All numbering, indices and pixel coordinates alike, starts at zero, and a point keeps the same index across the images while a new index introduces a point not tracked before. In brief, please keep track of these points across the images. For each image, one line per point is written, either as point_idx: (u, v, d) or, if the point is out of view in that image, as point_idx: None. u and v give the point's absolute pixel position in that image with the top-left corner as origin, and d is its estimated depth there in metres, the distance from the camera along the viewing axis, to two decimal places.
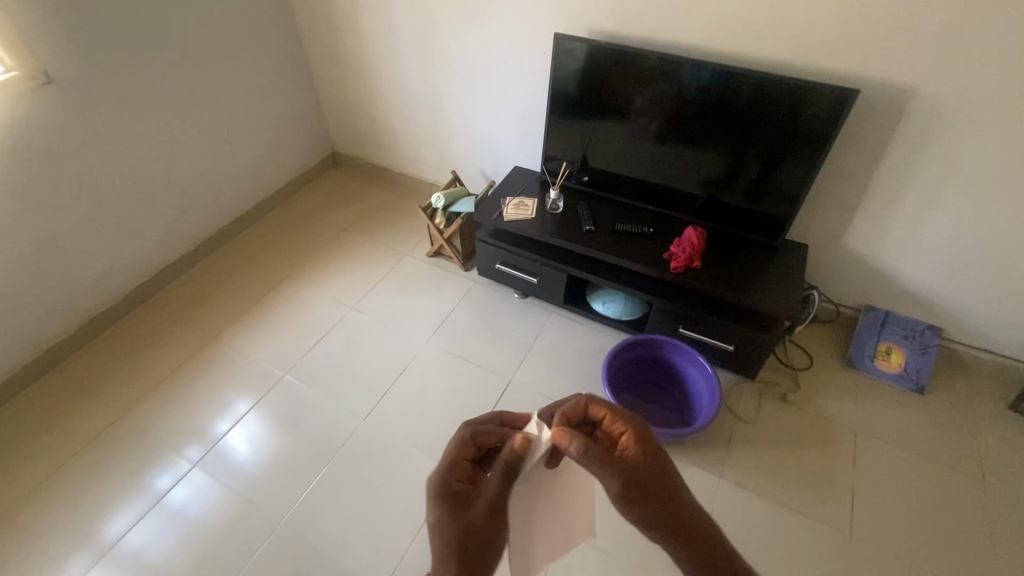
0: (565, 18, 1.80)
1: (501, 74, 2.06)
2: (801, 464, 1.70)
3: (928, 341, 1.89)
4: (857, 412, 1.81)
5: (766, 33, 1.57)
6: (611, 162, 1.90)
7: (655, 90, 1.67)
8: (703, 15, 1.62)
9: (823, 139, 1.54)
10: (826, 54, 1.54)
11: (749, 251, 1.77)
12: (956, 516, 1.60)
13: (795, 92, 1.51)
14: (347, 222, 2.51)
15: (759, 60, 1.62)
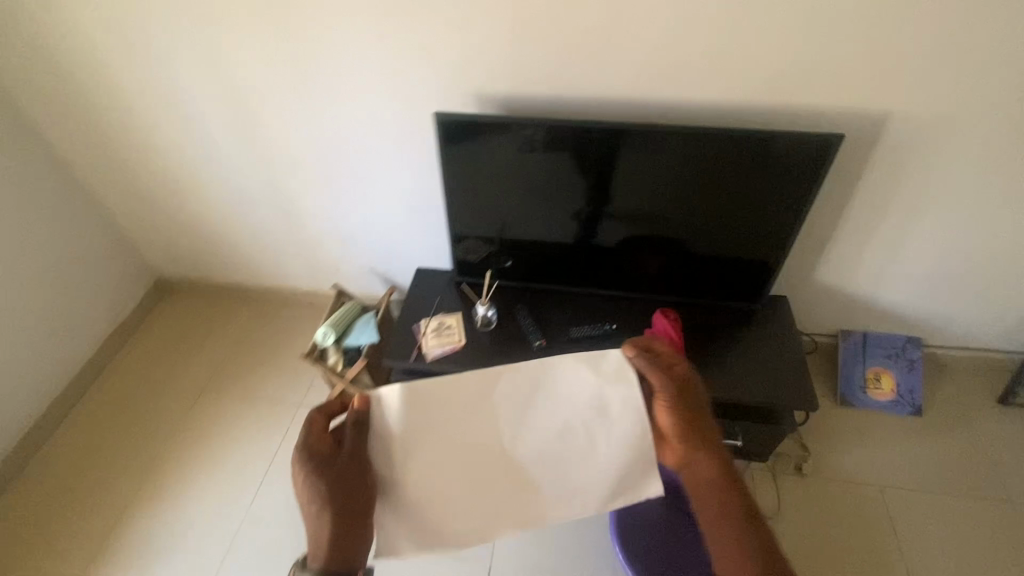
0: (443, 82, 1.32)
1: (372, 163, 1.54)
2: (843, 552, 1.48)
3: (912, 355, 1.73)
4: (872, 463, 1.63)
5: (709, 82, 1.23)
6: (532, 239, 1.49)
7: (581, 164, 1.30)
8: (627, 70, 1.23)
9: (801, 192, 1.27)
10: (783, 96, 1.23)
11: (733, 325, 1.47)
12: (1008, 557, 1.45)
13: (763, 145, 1.20)
14: (208, 379, 1.86)
15: (702, 114, 1.29)
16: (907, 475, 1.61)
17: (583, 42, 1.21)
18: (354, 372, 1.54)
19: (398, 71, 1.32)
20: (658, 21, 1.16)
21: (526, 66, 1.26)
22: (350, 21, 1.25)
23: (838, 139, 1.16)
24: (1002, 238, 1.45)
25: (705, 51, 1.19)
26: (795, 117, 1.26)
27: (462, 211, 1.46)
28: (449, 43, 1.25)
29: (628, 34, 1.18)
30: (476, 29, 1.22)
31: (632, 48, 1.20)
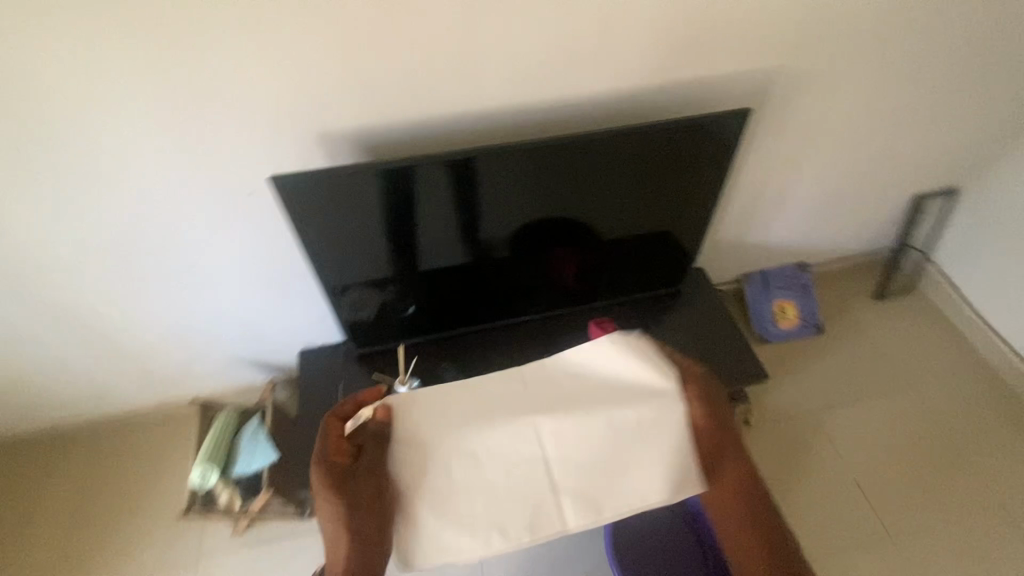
0: (267, 126, 0.98)
1: (201, 242, 1.15)
2: (805, 487, 1.56)
3: (804, 279, 1.83)
4: (799, 391, 1.73)
5: (598, 67, 1.05)
6: (435, 277, 1.25)
7: (475, 196, 1.10)
8: (506, 69, 1.00)
9: (712, 172, 1.19)
10: (676, 68, 1.10)
11: (666, 313, 1.41)
12: (922, 437, 1.64)
13: (670, 135, 1.08)
14: (49, 565, 1.37)
15: (596, 104, 1.12)
16: (829, 393, 1.73)
17: (445, 44, 0.94)
18: (259, 505, 1.26)
19: (204, 122, 0.96)
20: (530, 7, 0.93)
21: (379, 87, 0.97)
22: (105, 64, 0.86)
23: (745, 114, 1.07)
24: (868, 161, 1.53)
25: (589, 33, 1.00)
26: (690, 87, 1.15)
27: (346, 274, 1.19)
28: (266, 75, 0.91)
29: (499, 27, 0.94)
30: (299, 51, 0.89)
31: (507, 44, 0.97)
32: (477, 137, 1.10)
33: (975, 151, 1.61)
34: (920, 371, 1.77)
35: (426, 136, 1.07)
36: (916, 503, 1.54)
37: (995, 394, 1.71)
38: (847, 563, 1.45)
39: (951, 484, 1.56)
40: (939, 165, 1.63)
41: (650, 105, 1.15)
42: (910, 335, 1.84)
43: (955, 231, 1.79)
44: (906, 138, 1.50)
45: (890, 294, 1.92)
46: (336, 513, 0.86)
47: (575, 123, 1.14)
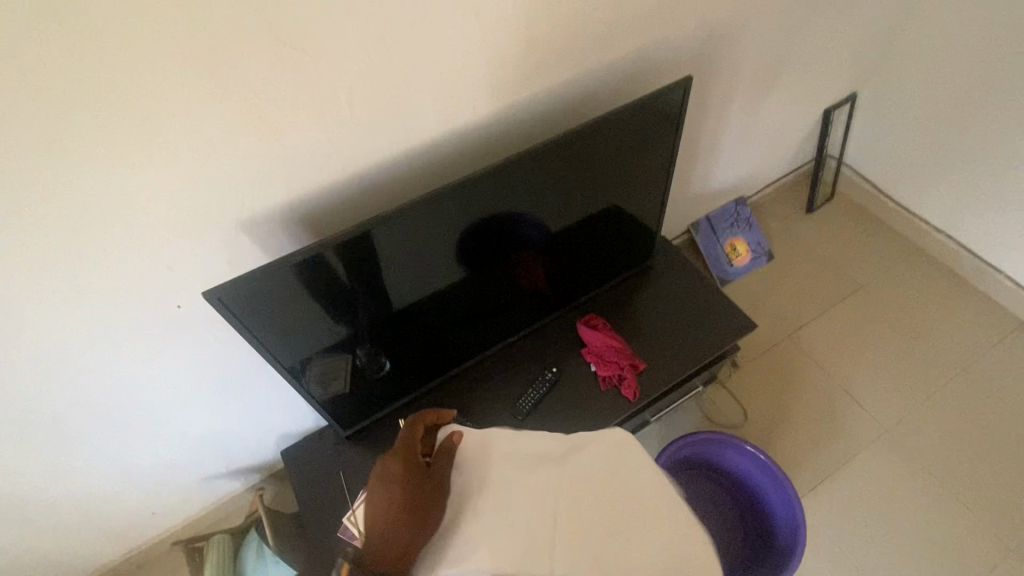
0: (171, 220, 0.83)
1: (133, 367, 0.99)
2: (801, 407, 1.65)
3: (744, 214, 1.90)
4: (769, 319, 1.81)
5: (535, 62, 0.98)
6: (409, 330, 1.16)
7: (435, 238, 1.02)
8: (442, 87, 0.91)
9: (664, 145, 1.17)
10: (609, 44, 1.05)
11: (645, 291, 1.39)
12: (884, 328, 1.77)
13: (620, 121, 1.05)
14: None
15: (538, 100, 1.04)
16: (795, 312, 1.82)
17: (373, 77, 0.83)
18: None
19: (121, 232, 0.81)
20: (456, 14, 0.83)
21: (309, 140, 0.85)
22: None
23: (685, 84, 1.06)
24: (784, 87, 1.58)
25: (521, 29, 0.91)
26: (624, 59, 1.10)
27: (314, 357, 1.07)
28: (182, 160, 0.78)
29: (428, 44, 0.84)
30: (214, 125, 0.77)
31: (438, 61, 0.87)
32: (424, 167, 1.00)
33: (861, 56, 1.70)
34: (867, 267, 1.89)
35: (370, 180, 0.96)
36: (898, 388, 1.67)
37: (931, 269, 1.86)
38: (858, 463, 1.56)
39: (921, 361, 1.70)
40: (841, 74, 1.72)
41: (590, 87, 1.10)
42: (848, 237, 1.96)
43: (861, 130, 1.93)
44: (813, 57, 1.55)
45: (821, 203, 2.03)
46: (394, 502, 0.76)
47: (520, 125, 1.06)
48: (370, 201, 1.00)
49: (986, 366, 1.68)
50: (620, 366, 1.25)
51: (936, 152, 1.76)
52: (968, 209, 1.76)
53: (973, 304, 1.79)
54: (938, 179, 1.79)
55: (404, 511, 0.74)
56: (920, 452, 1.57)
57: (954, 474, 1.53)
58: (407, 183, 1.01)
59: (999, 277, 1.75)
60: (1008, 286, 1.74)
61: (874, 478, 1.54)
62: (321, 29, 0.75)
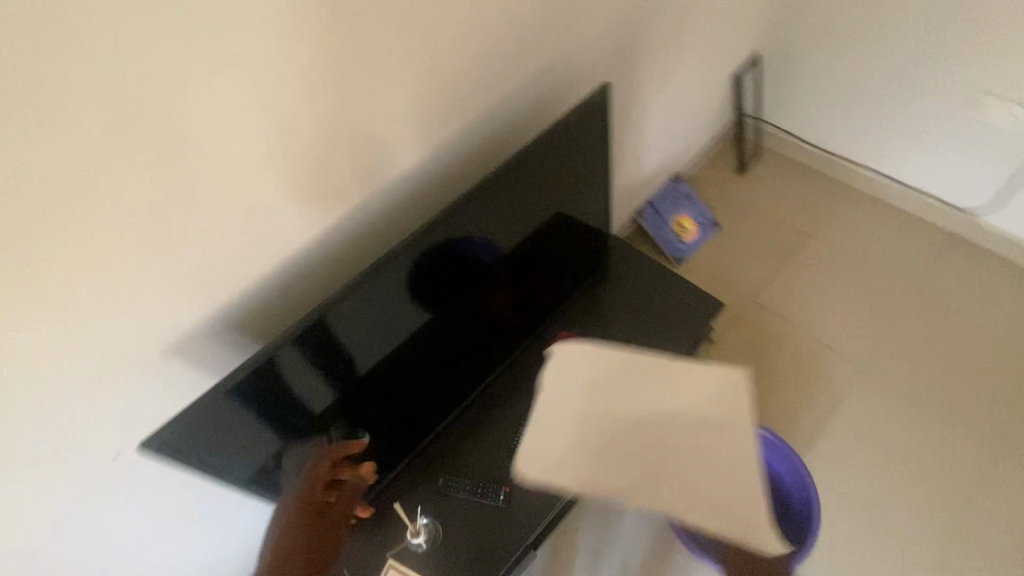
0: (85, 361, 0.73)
1: (79, 529, 0.86)
2: (781, 365, 1.68)
3: (683, 190, 1.92)
4: (731, 286, 1.84)
5: (449, 97, 0.93)
6: (387, 403, 1.08)
7: (388, 304, 0.95)
8: (357, 146, 0.85)
9: (597, 152, 1.15)
10: (518, 61, 1.01)
11: (611, 295, 1.37)
12: (837, 269, 1.83)
13: (549, 143, 1.02)
14: None
15: (458, 132, 1.00)
16: (753, 274, 1.86)
17: (280, 153, 0.76)
18: None
19: (35, 396, 0.70)
20: (356, 69, 0.77)
21: (224, 235, 0.77)
22: None
23: (605, 91, 1.04)
24: (692, 63, 1.60)
25: (427, 67, 0.86)
26: (536, 73, 1.07)
27: (287, 457, 0.98)
28: (87, 300, 0.69)
29: (332, 107, 0.78)
30: (115, 251, 0.68)
31: (347, 121, 0.81)
32: (357, 229, 0.94)
33: (755, 19, 1.75)
34: (807, 216, 1.95)
35: (301, 258, 0.89)
36: (862, 325, 1.72)
37: (864, 203, 1.94)
38: (847, 406, 1.61)
39: (877, 294, 1.77)
40: (742, 38, 1.76)
41: (507, 107, 1.06)
42: (783, 190, 2.01)
43: (770, 86, 1.99)
44: (713, 28, 1.58)
45: (750, 162, 2.08)
46: (297, 538, 0.95)
47: (446, 162, 1.02)
48: (308, 279, 0.92)
49: (933, 285, 1.76)
50: None
51: (843, 93, 1.83)
52: (884, 141, 1.84)
53: (908, 229, 1.87)
54: (851, 119, 1.86)
55: (307, 545, 0.96)
56: (900, 381, 1.62)
57: (935, 395, 1.59)
58: (342, 249, 0.94)
59: (927, 199, 1.84)
60: (935, 205, 1.83)
61: (861, 417, 1.59)
62: (211, 120, 0.68)
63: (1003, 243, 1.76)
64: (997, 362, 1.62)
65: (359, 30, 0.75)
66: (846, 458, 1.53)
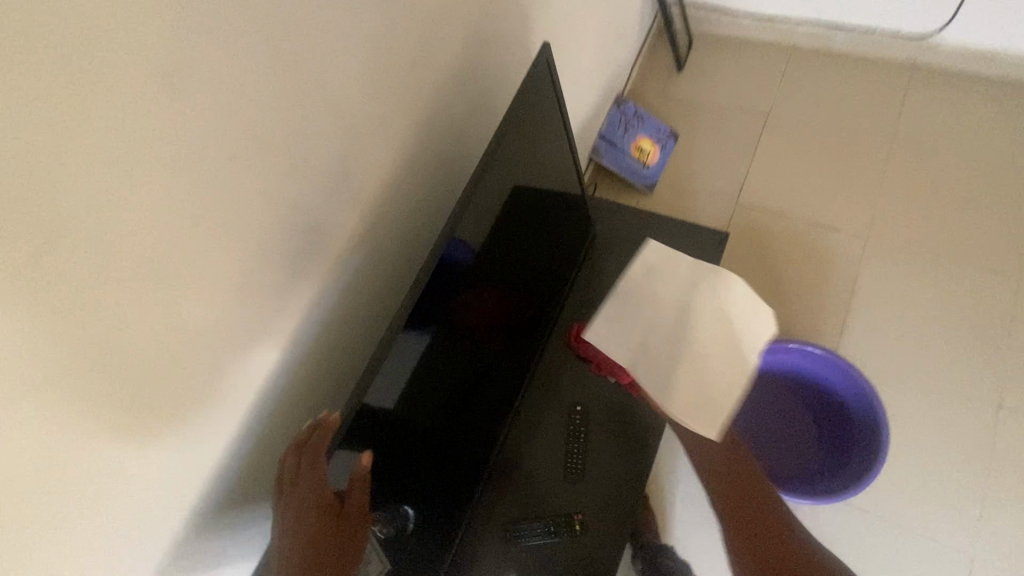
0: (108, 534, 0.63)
1: None
2: (790, 257, 1.59)
3: (630, 111, 1.74)
4: (711, 193, 1.71)
5: (355, 118, 0.76)
6: (431, 483, 0.95)
7: (393, 388, 0.81)
8: (269, 219, 0.68)
9: (547, 123, 1.01)
10: (422, 45, 0.83)
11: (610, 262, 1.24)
12: (810, 139, 1.72)
13: (501, 132, 0.87)
14: None
15: (379, 154, 0.83)
16: (730, 172, 1.73)
17: (194, 274, 0.61)
18: None
19: None
20: (237, 133, 0.60)
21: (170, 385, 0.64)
22: None
23: (542, 55, 0.90)
24: None
25: (321, 93, 0.69)
26: (446, 50, 0.89)
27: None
28: (59, 524, 0.57)
29: (229, 191, 0.62)
30: (52, 474, 0.54)
31: (250, 197, 0.64)
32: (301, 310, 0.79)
33: None
34: (761, 94, 1.81)
35: (253, 374, 0.74)
36: (848, 191, 1.64)
37: (815, 61, 1.82)
38: (866, 274, 1.54)
39: (857, 151, 1.68)
40: None
41: (425, 103, 0.89)
42: (730, 73, 1.86)
43: None
44: None
45: (686, 55, 1.90)
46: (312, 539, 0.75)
47: (377, 194, 0.85)
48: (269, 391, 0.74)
49: (909, 123, 1.68)
50: None
51: None
52: None
53: (865, 74, 1.77)
54: None
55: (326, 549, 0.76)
56: (907, 231, 1.57)
57: (947, 234, 1.55)
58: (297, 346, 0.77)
59: (877, 36, 1.74)
60: (881, 39, 1.74)
61: (875, 286, 1.53)
62: (92, 277, 0.52)
63: (960, 60, 1.70)
64: (994, 182, 1.57)
65: (226, 86, 0.57)
66: (884, 329, 1.48)
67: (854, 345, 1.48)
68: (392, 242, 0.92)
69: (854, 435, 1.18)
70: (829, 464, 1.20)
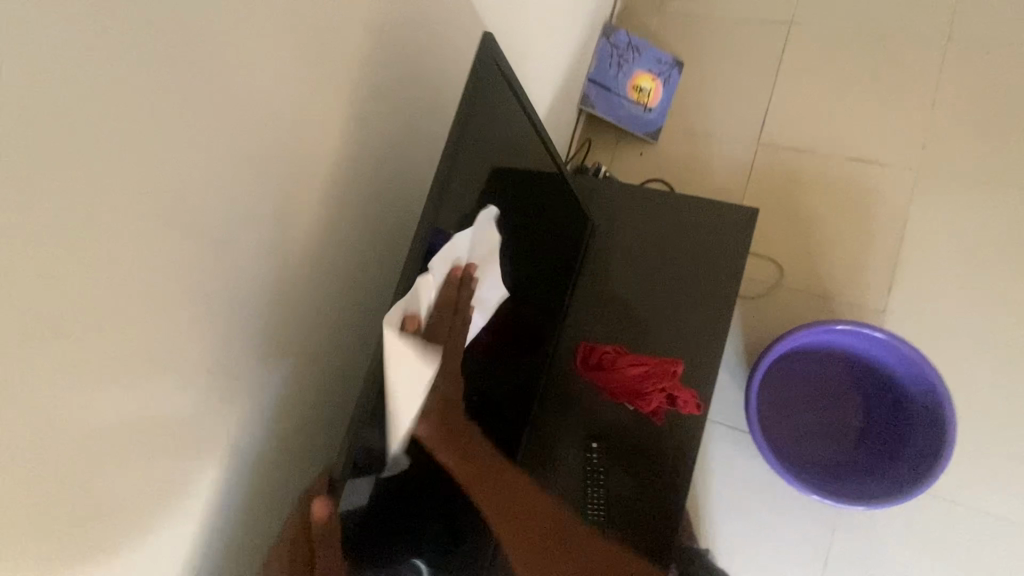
0: None
1: None
2: (826, 200, 1.35)
3: (621, 43, 1.43)
4: (726, 132, 1.44)
5: (246, 177, 0.56)
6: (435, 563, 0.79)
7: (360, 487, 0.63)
8: (156, 351, 0.50)
9: (514, 110, 0.77)
10: (318, 50, 0.61)
11: (617, 263, 1.03)
12: (842, 48, 1.42)
13: (455, 158, 0.65)
14: None
15: (293, 209, 0.63)
16: (746, 103, 1.44)
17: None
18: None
19: None
20: (70, 262, 0.42)
21: None
22: None
23: (485, 40, 0.66)
24: None
25: (187, 163, 0.50)
26: (358, 45, 0.67)
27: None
28: None
29: (70, 342, 0.43)
30: None
31: (106, 335, 0.46)
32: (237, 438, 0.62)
33: None
34: None
35: (186, 534, 0.58)
36: (889, 110, 1.37)
37: None
38: (919, 210, 1.30)
39: (900, 57, 1.38)
40: None
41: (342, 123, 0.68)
42: None
43: None
44: None
45: None
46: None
47: (303, 257, 0.66)
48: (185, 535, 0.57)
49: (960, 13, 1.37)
50: (664, 389, 0.90)
51: None
52: None
53: None
54: None
55: None
56: (965, 150, 1.31)
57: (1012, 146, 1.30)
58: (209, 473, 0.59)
59: None
60: None
61: (928, 225, 1.29)
62: None
63: None
64: None
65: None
66: (943, 274, 1.26)
67: (907, 297, 1.27)
68: (342, 308, 0.73)
69: (910, 416, 1.04)
70: (877, 463, 1.06)
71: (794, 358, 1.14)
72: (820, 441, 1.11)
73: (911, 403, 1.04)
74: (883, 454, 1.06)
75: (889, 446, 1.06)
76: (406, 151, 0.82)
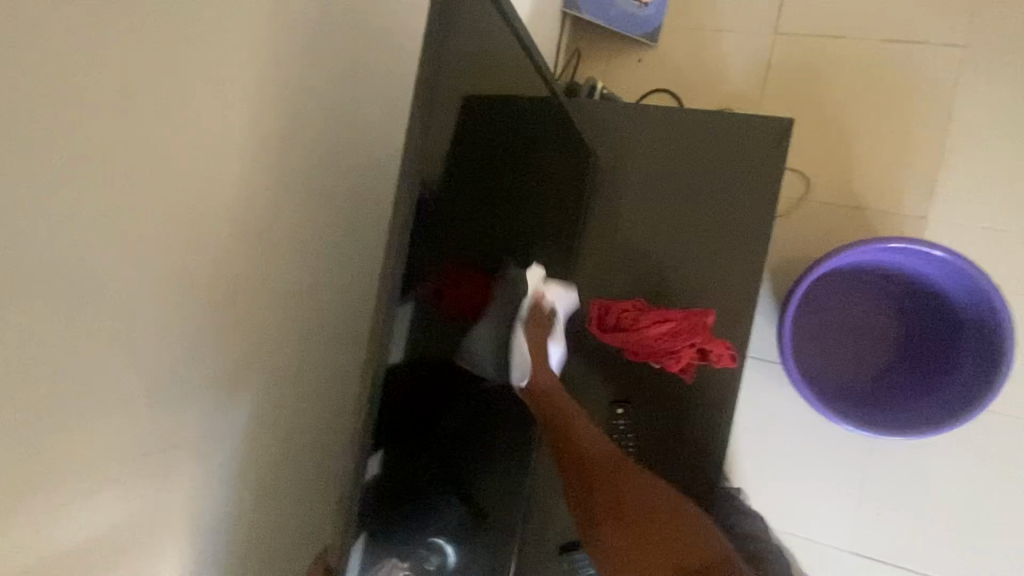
0: None
1: None
2: (854, 93, 1.17)
3: None
4: (735, 22, 1.22)
5: (133, 180, 0.46)
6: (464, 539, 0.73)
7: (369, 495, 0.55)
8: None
9: (495, 28, 0.59)
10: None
11: (632, 201, 0.88)
12: None
13: (431, 105, 0.49)
14: None
15: (209, 203, 0.52)
16: None
17: None
18: None
19: None
20: None
21: None
22: None
23: None
24: None
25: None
26: None
27: None
28: None
29: None
30: None
31: None
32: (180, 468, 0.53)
33: None
34: None
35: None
36: None
37: None
38: (963, 94, 1.13)
39: None
40: None
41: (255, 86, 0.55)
42: None
43: None
44: None
45: None
46: None
47: None
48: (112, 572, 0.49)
49: None
50: (695, 344, 0.79)
51: None
52: None
53: None
54: None
55: None
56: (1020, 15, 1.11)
57: None
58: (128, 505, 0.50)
59: None
60: None
61: (977, 111, 1.12)
62: None
63: None
64: None
65: None
66: (989, 167, 1.11)
67: (949, 197, 1.13)
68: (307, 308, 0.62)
69: (956, 329, 0.97)
70: (924, 387, 0.98)
71: (829, 280, 1.06)
72: (857, 367, 1.05)
73: (962, 319, 0.95)
74: (931, 377, 0.98)
75: (938, 368, 0.98)
76: (349, 104, 0.67)
